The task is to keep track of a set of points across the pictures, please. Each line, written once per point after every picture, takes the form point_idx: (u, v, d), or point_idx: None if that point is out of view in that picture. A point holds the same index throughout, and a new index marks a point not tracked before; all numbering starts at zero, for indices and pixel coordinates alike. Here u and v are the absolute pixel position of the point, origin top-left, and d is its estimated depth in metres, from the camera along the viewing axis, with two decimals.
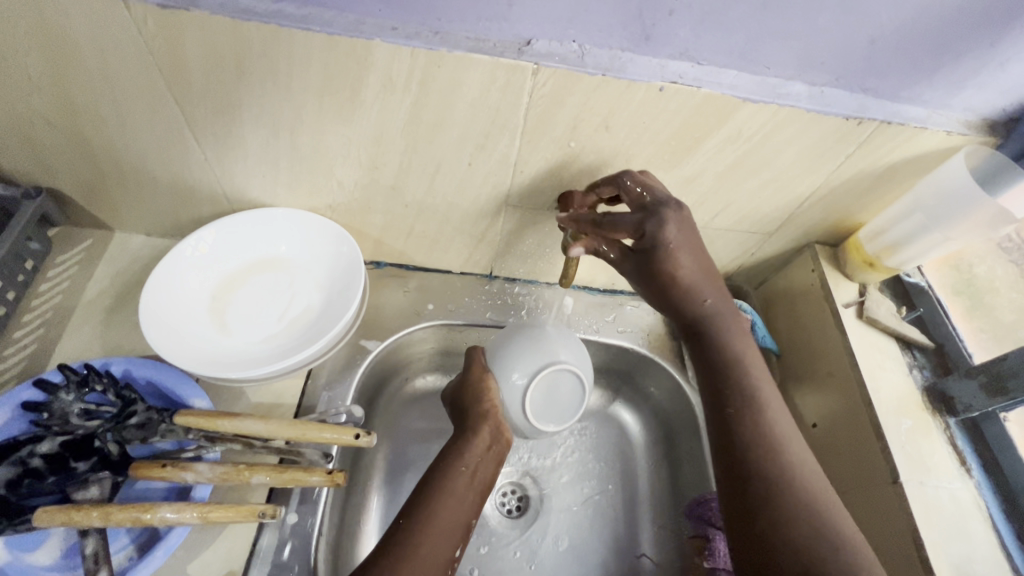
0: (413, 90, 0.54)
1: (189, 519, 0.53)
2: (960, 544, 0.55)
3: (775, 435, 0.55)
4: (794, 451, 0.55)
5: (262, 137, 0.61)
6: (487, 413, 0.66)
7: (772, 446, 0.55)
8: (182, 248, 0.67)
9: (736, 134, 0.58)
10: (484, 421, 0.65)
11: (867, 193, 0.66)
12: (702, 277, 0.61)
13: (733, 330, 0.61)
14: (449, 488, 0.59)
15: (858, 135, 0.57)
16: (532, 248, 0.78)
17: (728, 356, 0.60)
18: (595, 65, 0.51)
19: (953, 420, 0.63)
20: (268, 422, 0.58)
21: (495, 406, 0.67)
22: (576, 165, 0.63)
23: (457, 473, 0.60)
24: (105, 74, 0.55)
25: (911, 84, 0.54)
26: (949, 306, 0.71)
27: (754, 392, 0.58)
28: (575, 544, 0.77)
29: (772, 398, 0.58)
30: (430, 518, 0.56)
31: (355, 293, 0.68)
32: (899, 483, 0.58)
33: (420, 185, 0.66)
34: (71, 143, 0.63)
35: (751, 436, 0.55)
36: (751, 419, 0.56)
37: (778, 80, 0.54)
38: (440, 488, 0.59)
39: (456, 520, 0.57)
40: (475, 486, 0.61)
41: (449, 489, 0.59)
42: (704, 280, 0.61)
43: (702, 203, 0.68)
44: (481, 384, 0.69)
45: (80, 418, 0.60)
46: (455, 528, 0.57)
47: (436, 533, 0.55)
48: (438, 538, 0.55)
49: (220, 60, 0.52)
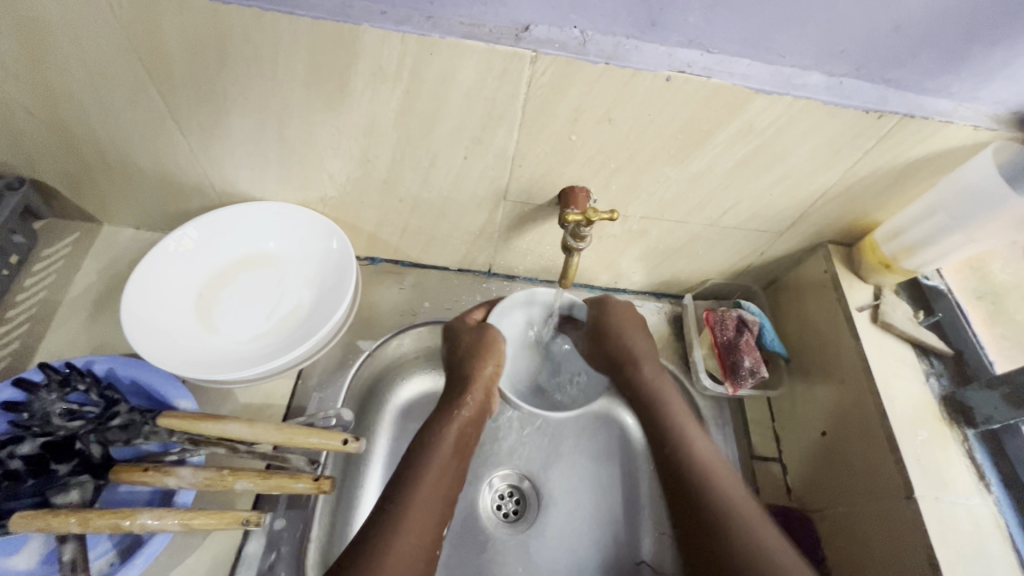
0: (404, 80, 0.51)
1: (171, 526, 0.51)
2: (978, 565, 0.52)
3: (716, 475, 0.61)
4: (739, 506, 0.58)
5: (250, 129, 0.58)
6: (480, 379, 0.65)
7: (707, 475, 0.61)
8: (165, 243, 0.65)
9: (747, 127, 0.54)
10: (473, 388, 0.64)
11: (885, 191, 0.63)
12: (645, 343, 0.70)
13: (658, 377, 0.69)
14: (437, 453, 0.60)
15: (878, 130, 0.54)
16: (531, 245, 0.75)
17: (663, 411, 0.66)
18: (597, 53, 0.48)
19: (972, 432, 0.60)
20: (252, 426, 0.55)
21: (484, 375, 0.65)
22: (577, 160, 0.60)
23: (443, 444, 0.61)
24: (82, 61, 0.52)
25: (938, 75, 0.50)
26: (969, 311, 0.67)
27: (687, 434, 0.64)
28: (575, 552, 0.74)
29: (738, 499, 0.59)
30: (418, 487, 0.57)
31: (346, 290, 0.66)
32: (913, 498, 0.55)
33: (414, 179, 0.64)
34: (52, 133, 0.61)
35: (677, 468, 0.62)
36: (715, 496, 0.59)
37: (793, 70, 0.50)
38: (424, 453, 0.60)
39: (439, 491, 0.58)
40: (447, 443, 0.61)
41: (434, 461, 0.59)
42: (633, 329, 0.70)
43: (709, 199, 0.65)
44: (477, 348, 0.66)
45: (62, 418, 0.57)
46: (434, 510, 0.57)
47: (416, 514, 0.55)
48: (424, 515, 0.56)
49: (200, 46, 0.49)
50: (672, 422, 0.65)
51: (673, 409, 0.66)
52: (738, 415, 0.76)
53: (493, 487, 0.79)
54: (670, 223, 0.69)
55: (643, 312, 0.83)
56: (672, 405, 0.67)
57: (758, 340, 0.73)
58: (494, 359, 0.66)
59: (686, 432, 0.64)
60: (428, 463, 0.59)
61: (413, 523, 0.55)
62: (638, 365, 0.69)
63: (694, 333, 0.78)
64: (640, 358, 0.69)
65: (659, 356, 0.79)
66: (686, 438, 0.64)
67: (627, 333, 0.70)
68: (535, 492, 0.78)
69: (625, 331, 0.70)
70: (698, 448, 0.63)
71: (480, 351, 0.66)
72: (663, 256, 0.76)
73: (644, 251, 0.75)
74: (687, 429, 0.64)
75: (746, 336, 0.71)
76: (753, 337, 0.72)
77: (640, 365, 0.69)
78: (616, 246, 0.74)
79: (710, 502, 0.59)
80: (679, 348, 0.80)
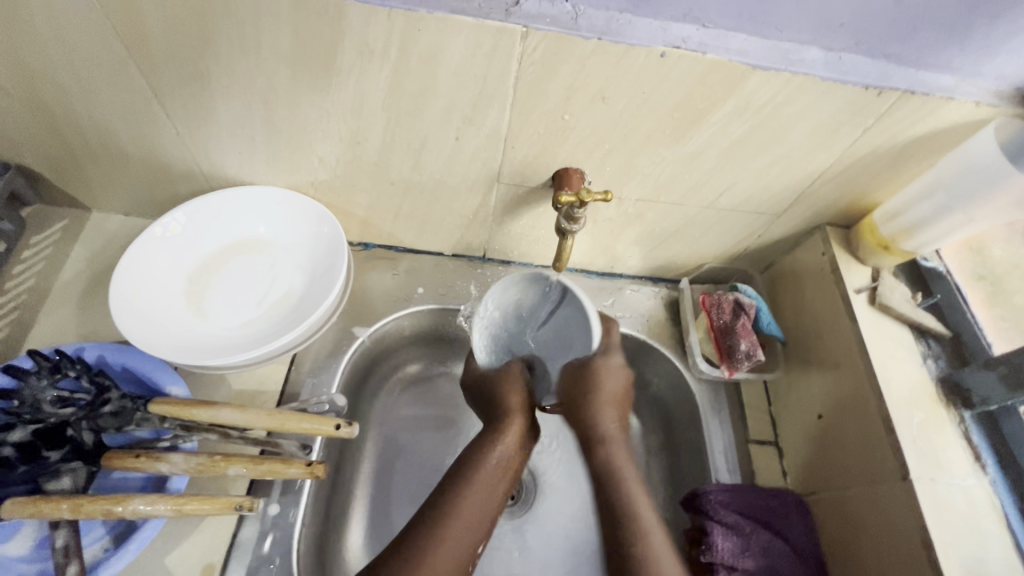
0: (391, 58, 0.50)
1: (164, 511, 0.51)
2: (972, 545, 0.52)
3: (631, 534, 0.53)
4: (654, 546, 0.52)
5: (236, 110, 0.57)
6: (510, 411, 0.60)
7: (643, 563, 0.51)
8: (153, 229, 0.64)
9: (744, 105, 0.53)
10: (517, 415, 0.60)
11: (884, 171, 0.62)
12: (621, 397, 0.61)
13: (616, 464, 0.58)
14: (480, 477, 0.55)
15: (878, 107, 0.53)
16: (525, 230, 0.74)
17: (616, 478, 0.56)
18: (590, 28, 0.47)
19: (969, 414, 0.60)
20: (244, 411, 0.55)
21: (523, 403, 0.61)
22: (571, 141, 0.59)
23: (489, 465, 0.56)
24: (61, 40, 0.51)
25: (940, 49, 0.49)
26: (967, 292, 0.66)
27: (627, 493, 0.56)
28: (571, 536, 0.74)
29: (661, 547, 0.52)
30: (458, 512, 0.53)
31: (337, 275, 0.65)
32: (909, 480, 0.55)
33: (406, 162, 0.62)
34: (35, 116, 0.60)
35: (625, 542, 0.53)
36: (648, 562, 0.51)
37: (792, 45, 0.49)
38: (465, 483, 0.55)
39: (482, 514, 0.54)
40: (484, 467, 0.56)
41: (478, 484, 0.55)
42: (614, 399, 0.60)
43: (706, 181, 0.63)
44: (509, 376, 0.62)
45: (52, 406, 0.56)
46: (479, 521, 0.54)
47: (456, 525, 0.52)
48: (464, 530, 0.52)
49: (180, 24, 0.48)
50: (615, 487, 0.56)
51: (623, 479, 0.57)
52: (734, 400, 0.75)
53: None
54: (666, 206, 0.68)
55: (639, 297, 0.82)
56: (632, 491, 0.56)
57: (755, 323, 0.73)
58: (512, 394, 0.61)
59: (632, 499, 0.55)
60: (470, 484, 0.55)
61: (449, 537, 0.52)
62: (606, 443, 0.59)
63: (690, 317, 0.77)
64: (610, 437, 0.59)
65: (655, 340, 0.78)
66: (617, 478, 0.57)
67: (602, 384, 0.60)
68: (531, 477, 0.79)
69: (603, 387, 0.60)
70: (643, 519, 0.54)
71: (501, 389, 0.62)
72: (659, 240, 0.75)
73: (640, 235, 0.74)
74: (635, 506, 0.55)
75: (743, 320, 0.70)
76: (749, 320, 0.71)
77: (613, 446, 0.59)
78: (612, 229, 0.73)
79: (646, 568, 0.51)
80: (675, 333, 0.79)
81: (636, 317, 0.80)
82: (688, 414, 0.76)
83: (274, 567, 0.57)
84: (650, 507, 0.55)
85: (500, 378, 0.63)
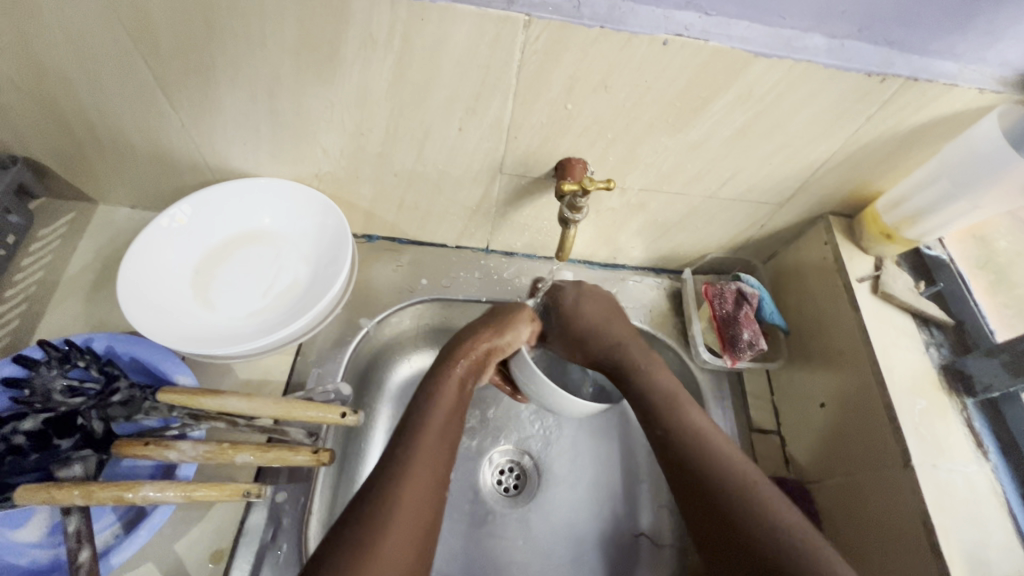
0: (395, 47, 0.50)
1: (173, 497, 0.51)
2: (974, 530, 0.53)
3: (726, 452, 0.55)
4: (715, 442, 0.56)
5: (240, 101, 0.57)
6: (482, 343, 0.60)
7: (762, 513, 0.50)
8: (159, 220, 0.65)
9: (746, 93, 0.53)
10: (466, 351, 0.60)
11: (887, 159, 0.62)
12: (606, 316, 0.66)
13: (650, 361, 0.64)
14: (444, 401, 0.56)
15: (880, 95, 0.53)
16: (529, 220, 0.74)
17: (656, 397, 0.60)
18: (592, 16, 0.47)
19: (971, 401, 0.60)
20: (250, 400, 0.55)
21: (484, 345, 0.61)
22: (573, 131, 0.59)
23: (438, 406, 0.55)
24: (67, 31, 0.51)
25: (943, 35, 0.49)
26: (970, 281, 0.66)
27: (669, 389, 0.61)
28: (575, 524, 0.75)
29: (773, 495, 0.52)
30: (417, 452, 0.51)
31: (342, 265, 0.65)
32: (911, 466, 0.55)
33: (409, 153, 0.63)
34: (42, 108, 0.60)
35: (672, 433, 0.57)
36: (758, 520, 0.50)
37: (794, 33, 0.49)
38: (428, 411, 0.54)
39: (445, 442, 0.53)
40: (441, 396, 0.56)
41: (442, 405, 0.55)
42: (608, 318, 0.66)
43: (708, 170, 0.64)
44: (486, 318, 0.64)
45: (63, 394, 0.58)
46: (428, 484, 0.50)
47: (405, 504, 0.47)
48: (416, 494, 0.48)
49: (186, 14, 0.48)
50: (666, 400, 0.60)
51: (674, 391, 0.61)
52: (737, 389, 0.76)
53: (493, 463, 0.79)
54: (668, 195, 0.68)
55: (642, 287, 0.83)
56: (670, 387, 0.61)
57: (758, 313, 0.73)
58: (494, 328, 0.62)
59: (685, 414, 0.58)
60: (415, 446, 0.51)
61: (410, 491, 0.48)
62: (628, 352, 0.64)
63: (693, 308, 0.78)
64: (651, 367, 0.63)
65: (658, 330, 0.78)
66: (653, 381, 0.62)
67: (583, 310, 0.66)
68: (535, 467, 0.79)
69: (608, 318, 0.66)
70: (689, 423, 0.57)
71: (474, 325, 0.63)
72: (662, 230, 0.75)
73: (642, 225, 0.74)
74: (686, 408, 0.59)
75: (745, 309, 0.70)
76: (752, 310, 0.71)
77: (632, 352, 0.64)
78: (615, 220, 0.73)
79: (718, 475, 0.53)
80: (678, 323, 0.79)
81: (639, 307, 0.81)
82: None
83: (282, 553, 0.58)
84: (698, 410, 0.60)
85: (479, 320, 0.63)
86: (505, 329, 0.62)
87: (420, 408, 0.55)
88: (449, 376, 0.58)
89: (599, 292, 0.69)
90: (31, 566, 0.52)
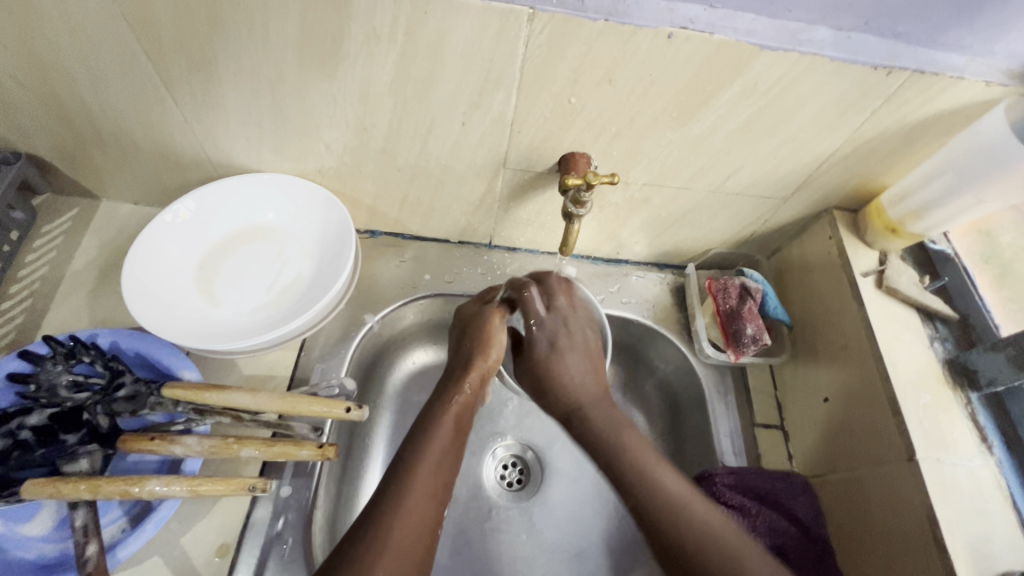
0: (398, 41, 0.50)
1: (178, 492, 0.51)
2: (978, 525, 0.53)
3: (676, 501, 0.52)
4: (670, 497, 0.53)
5: (242, 96, 0.57)
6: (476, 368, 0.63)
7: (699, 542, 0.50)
8: (162, 216, 0.65)
9: (751, 87, 0.53)
10: (468, 379, 0.62)
11: (893, 153, 0.61)
12: (586, 355, 0.64)
13: (613, 420, 0.60)
14: (441, 433, 0.57)
15: (886, 88, 0.53)
16: (532, 215, 0.74)
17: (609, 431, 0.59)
18: (597, 9, 0.47)
19: (976, 395, 0.60)
20: (256, 395, 0.56)
21: (477, 374, 0.62)
22: (577, 126, 0.59)
23: (442, 426, 0.57)
24: (68, 27, 0.51)
25: (951, 27, 0.49)
26: (976, 275, 0.66)
27: (626, 446, 0.58)
28: (578, 519, 0.75)
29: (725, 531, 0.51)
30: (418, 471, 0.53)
31: (345, 261, 0.65)
32: (915, 460, 0.55)
33: (412, 147, 0.63)
34: (45, 104, 0.60)
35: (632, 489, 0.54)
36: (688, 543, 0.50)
37: (800, 25, 0.49)
38: (423, 444, 0.55)
39: (443, 472, 0.54)
40: (446, 416, 0.58)
41: (440, 436, 0.56)
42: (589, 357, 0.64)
43: (712, 165, 0.63)
44: (484, 339, 0.65)
45: (68, 390, 0.58)
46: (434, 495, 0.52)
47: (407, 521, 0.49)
48: (420, 508, 0.51)
49: (188, 9, 0.48)
50: (613, 441, 0.58)
51: (629, 447, 0.57)
52: (740, 384, 0.76)
53: (496, 457, 0.79)
54: (672, 190, 0.68)
55: (645, 283, 0.83)
56: (631, 442, 0.58)
57: (761, 308, 0.73)
58: (484, 347, 0.64)
59: (644, 461, 0.56)
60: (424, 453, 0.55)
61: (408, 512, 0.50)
62: (585, 408, 0.61)
63: (696, 303, 0.78)
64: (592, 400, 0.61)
65: (661, 325, 0.78)
66: (620, 446, 0.58)
67: (563, 368, 0.63)
68: (538, 462, 0.79)
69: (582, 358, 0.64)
70: (650, 479, 0.54)
71: (470, 344, 0.65)
72: (665, 225, 0.75)
73: (646, 220, 0.74)
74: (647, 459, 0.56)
75: (749, 304, 0.70)
76: (756, 305, 0.71)
77: (590, 411, 0.61)
78: (618, 215, 0.73)
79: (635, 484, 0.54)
80: (681, 318, 0.79)
81: (642, 303, 0.80)
82: (694, 398, 0.76)
83: (287, 547, 0.58)
84: (666, 467, 0.56)
85: (465, 344, 0.65)
86: (493, 346, 0.65)
87: (429, 422, 0.58)
88: (447, 411, 0.59)
89: (589, 311, 0.68)
90: (38, 560, 0.53)
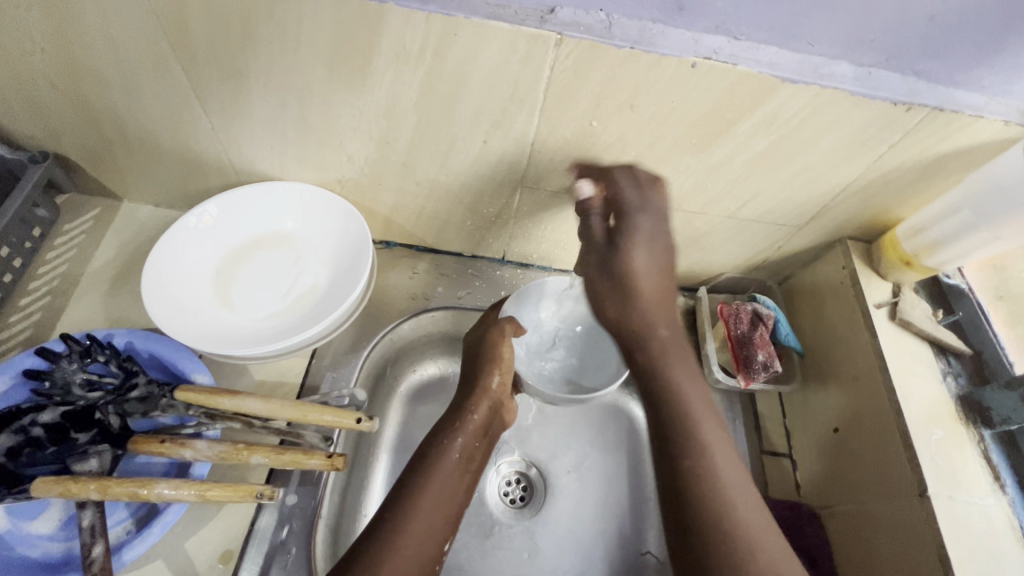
0: (427, 60, 0.51)
1: (186, 496, 0.51)
2: (989, 564, 0.52)
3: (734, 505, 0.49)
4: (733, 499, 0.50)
5: (270, 107, 0.59)
6: (488, 394, 0.62)
7: (719, 501, 0.49)
8: (185, 220, 0.66)
9: (771, 117, 0.53)
10: (478, 402, 0.62)
11: (910, 187, 0.62)
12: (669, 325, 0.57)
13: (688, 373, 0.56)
14: (443, 469, 0.56)
15: (905, 123, 0.53)
16: (547, 233, 0.75)
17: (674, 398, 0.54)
18: (623, 37, 0.48)
19: (988, 433, 0.60)
20: (268, 401, 0.56)
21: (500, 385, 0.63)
22: (596, 148, 0.59)
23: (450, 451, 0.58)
24: (106, 33, 0.52)
25: (970, 66, 0.49)
26: (989, 311, 0.67)
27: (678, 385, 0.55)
28: (579, 540, 0.74)
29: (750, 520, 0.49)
30: (405, 529, 0.51)
31: (361, 271, 0.66)
32: (927, 496, 0.55)
33: (434, 162, 0.64)
34: (77, 107, 0.62)
35: (678, 453, 0.52)
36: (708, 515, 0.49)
37: (822, 59, 0.49)
38: (454, 488, 0.56)
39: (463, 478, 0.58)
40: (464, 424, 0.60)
41: (442, 467, 0.56)
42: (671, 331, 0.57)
43: (729, 191, 0.64)
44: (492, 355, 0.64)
45: (82, 389, 0.59)
46: (444, 510, 0.54)
47: (427, 509, 0.53)
48: (435, 513, 0.53)
49: (226, 24, 0.50)
50: (692, 432, 0.52)
51: (713, 457, 0.51)
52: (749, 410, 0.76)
53: (500, 473, 0.79)
54: (688, 214, 0.69)
55: None
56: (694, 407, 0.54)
57: (773, 334, 0.73)
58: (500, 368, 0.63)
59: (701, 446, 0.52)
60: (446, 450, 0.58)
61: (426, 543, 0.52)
62: (664, 351, 0.56)
63: (707, 326, 0.77)
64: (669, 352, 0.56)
65: None
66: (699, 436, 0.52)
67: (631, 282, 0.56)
68: (543, 480, 0.79)
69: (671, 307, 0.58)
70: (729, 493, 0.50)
71: (489, 357, 0.64)
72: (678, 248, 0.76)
73: None
74: (702, 429, 0.53)
75: (761, 331, 0.70)
76: (768, 331, 0.71)
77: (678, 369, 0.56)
78: None
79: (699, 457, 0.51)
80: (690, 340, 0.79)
81: None
82: None
83: (291, 556, 0.58)
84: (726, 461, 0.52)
85: (473, 363, 0.65)
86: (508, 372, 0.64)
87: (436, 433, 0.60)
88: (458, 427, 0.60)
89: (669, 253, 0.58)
90: (43, 559, 0.53)
